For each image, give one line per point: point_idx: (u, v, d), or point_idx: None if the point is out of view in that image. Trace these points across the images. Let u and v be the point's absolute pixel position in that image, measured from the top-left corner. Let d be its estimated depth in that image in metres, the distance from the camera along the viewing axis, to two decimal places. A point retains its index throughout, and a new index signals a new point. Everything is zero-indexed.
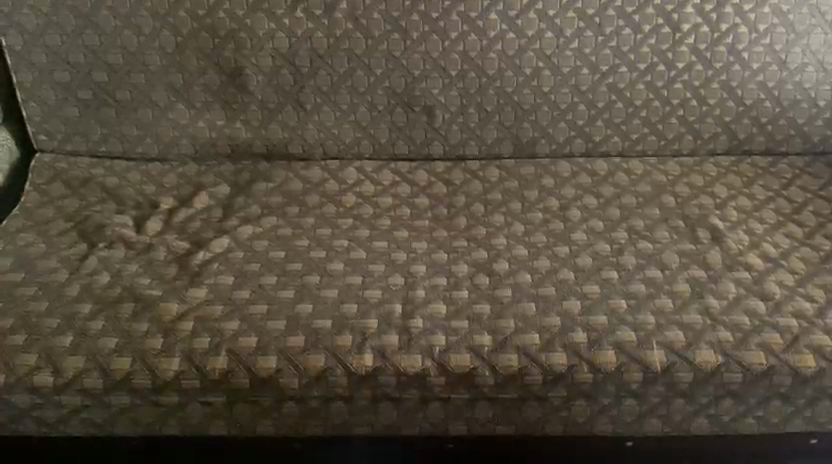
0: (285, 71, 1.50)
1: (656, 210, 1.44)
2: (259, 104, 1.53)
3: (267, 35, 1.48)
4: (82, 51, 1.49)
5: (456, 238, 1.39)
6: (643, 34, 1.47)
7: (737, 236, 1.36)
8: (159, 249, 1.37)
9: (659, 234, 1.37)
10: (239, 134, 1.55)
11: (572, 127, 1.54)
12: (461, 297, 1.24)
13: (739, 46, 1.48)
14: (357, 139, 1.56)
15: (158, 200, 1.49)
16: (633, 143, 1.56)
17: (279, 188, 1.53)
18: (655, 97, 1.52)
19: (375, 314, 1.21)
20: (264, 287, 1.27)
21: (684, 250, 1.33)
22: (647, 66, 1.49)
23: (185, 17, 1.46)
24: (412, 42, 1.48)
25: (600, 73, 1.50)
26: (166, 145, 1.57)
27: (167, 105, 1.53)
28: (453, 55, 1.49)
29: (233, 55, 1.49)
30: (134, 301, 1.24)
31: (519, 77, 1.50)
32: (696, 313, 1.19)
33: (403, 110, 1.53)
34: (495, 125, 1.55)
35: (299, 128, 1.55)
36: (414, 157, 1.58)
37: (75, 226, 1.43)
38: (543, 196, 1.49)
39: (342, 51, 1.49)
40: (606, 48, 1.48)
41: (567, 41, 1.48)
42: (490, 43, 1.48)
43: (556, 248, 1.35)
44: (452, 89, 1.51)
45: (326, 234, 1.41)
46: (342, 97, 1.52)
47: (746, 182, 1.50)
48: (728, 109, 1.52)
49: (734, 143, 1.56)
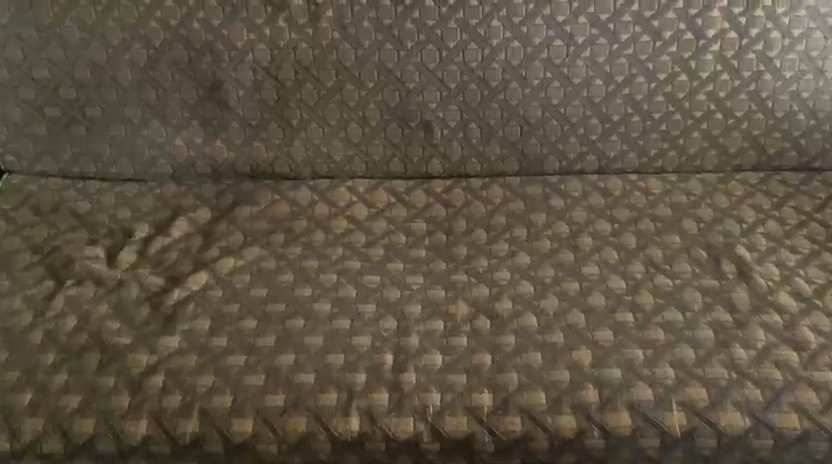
0: (268, 85, 1.37)
1: (676, 238, 1.30)
2: (240, 121, 1.40)
3: (246, 46, 1.33)
4: (47, 66, 1.37)
5: (455, 271, 1.28)
6: (663, 41, 1.31)
7: (766, 269, 1.23)
8: (132, 286, 1.26)
9: (679, 268, 1.25)
10: (220, 153, 1.43)
11: (583, 143, 1.41)
12: (459, 345, 1.13)
13: (770, 53, 1.32)
14: (349, 157, 1.44)
15: (132, 228, 1.38)
16: (652, 159, 1.42)
17: (264, 212, 1.40)
18: (676, 110, 1.37)
19: (364, 366, 1.10)
20: (242, 333, 1.16)
21: (708, 288, 1.20)
22: (668, 77, 1.34)
23: (156, 27, 1.32)
24: (406, 53, 1.33)
25: (615, 84, 1.35)
26: (142, 164, 1.45)
27: (142, 122, 1.41)
28: (452, 66, 1.34)
29: (210, 68, 1.35)
30: (102, 350, 1.14)
31: (525, 89, 1.36)
32: (721, 366, 1.08)
33: (398, 126, 1.40)
34: (498, 141, 1.41)
35: (285, 146, 1.43)
36: (411, 175, 1.46)
37: (43, 259, 1.31)
38: (551, 221, 1.36)
39: (329, 64, 1.35)
40: (621, 56, 1.32)
41: (578, 49, 1.32)
42: (493, 52, 1.33)
43: (565, 284, 1.23)
44: (451, 103, 1.38)
45: (314, 267, 1.29)
46: (331, 112, 1.39)
47: (776, 203, 1.36)
48: (756, 121, 1.38)
49: (763, 158, 1.42)
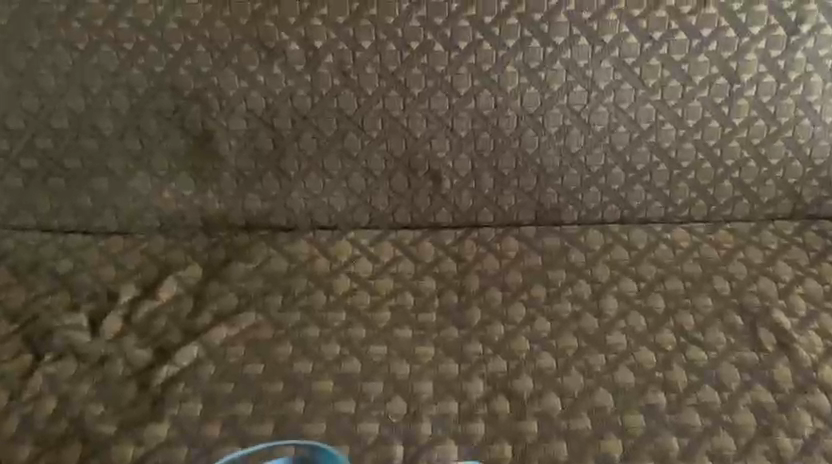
0: (262, 135, 1.26)
1: (708, 301, 1.20)
2: (233, 172, 1.29)
3: (238, 95, 1.22)
4: (22, 116, 1.26)
5: (469, 340, 1.17)
6: (693, 86, 1.20)
7: (809, 339, 1.13)
8: (117, 361, 1.16)
9: (712, 337, 1.14)
10: (211, 205, 1.32)
11: (605, 192, 1.30)
12: (476, 433, 1.04)
13: (811, 97, 1.21)
14: (352, 208, 1.33)
15: (117, 290, 1.27)
16: (678, 208, 1.32)
17: (259, 269, 1.30)
18: (705, 158, 1.26)
19: (370, 459, 1.02)
20: (238, 420, 1.07)
21: (746, 363, 1.10)
22: (697, 123, 1.23)
23: (139, 75, 1.21)
24: (413, 99, 1.22)
25: (640, 131, 1.24)
26: (128, 217, 1.34)
27: (127, 174, 1.30)
28: (463, 113, 1.23)
29: (199, 118, 1.24)
30: (83, 441, 1.05)
31: (542, 137, 1.25)
32: (765, 458, 0.99)
33: (404, 176, 1.29)
34: (512, 191, 1.30)
35: (282, 198, 1.32)
36: (418, 225, 1.35)
37: (19, 328, 1.21)
38: (571, 279, 1.25)
39: (329, 112, 1.23)
40: (647, 102, 1.22)
41: (600, 95, 1.21)
42: (507, 99, 1.22)
43: (590, 357, 1.13)
44: (461, 151, 1.27)
45: (314, 336, 1.19)
46: (331, 162, 1.28)
47: (813, 258, 1.26)
48: (792, 169, 1.27)
49: (799, 207, 1.31)
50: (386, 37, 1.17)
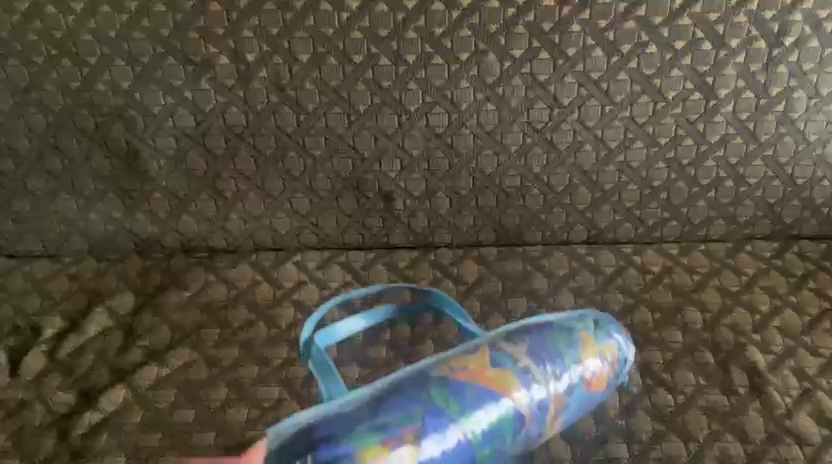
0: (194, 154, 1.15)
1: (677, 336, 1.11)
2: (164, 192, 1.18)
3: (165, 111, 1.11)
4: None
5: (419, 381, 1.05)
6: (665, 102, 1.10)
7: (783, 381, 1.05)
8: (36, 407, 1.05)
9: (680, 378, 1.06)
10: (144, 227, 1.22)
11: (570, 212, 1.20)
12: None
13: (793, 114, 1.11)
14: (297, 229, 1.22)
15: (41, 323, 1.15)
16: (649, 229, 1.22)
17: (195, 298, 1.19)
18: (679, 177, 1.16)
19: None
20: None
21: (714, 409, 1.02)
22: (670, 141, 1.13)
23: (54, 90, 1.10)
24: (359, 117, 1.11)
25: (607, 150, 1.14)
26: (54, 239, 1.23)
27: (48, 195, 1.19)
28: (413, 131, 1.12)
29: (123, 136, 1.13)
30: None
31: (501, 156, 1.15)
32: None
33: (353, 196, 1.19)
34: (470, 211, 1.20)
35: (219, 219, 1.21)
36: (370, 247, 1.24)
37: None
38: (532, 309, 1.14)
39: (266, 129, 1.12)
40: (615, 119, 1.11)
41: (564, 112, 1.11)
42: (461, 116, 1.11)
43: None
44: (414, 171, 1.16)
45: (251, 376, 1.08)
46: (272, 182, 1.17)
47: (793, 285, 1.17)
48: (773, 189, 1.17)
49: (778, 227, 1.21)
50: (326, 50, 1.06)
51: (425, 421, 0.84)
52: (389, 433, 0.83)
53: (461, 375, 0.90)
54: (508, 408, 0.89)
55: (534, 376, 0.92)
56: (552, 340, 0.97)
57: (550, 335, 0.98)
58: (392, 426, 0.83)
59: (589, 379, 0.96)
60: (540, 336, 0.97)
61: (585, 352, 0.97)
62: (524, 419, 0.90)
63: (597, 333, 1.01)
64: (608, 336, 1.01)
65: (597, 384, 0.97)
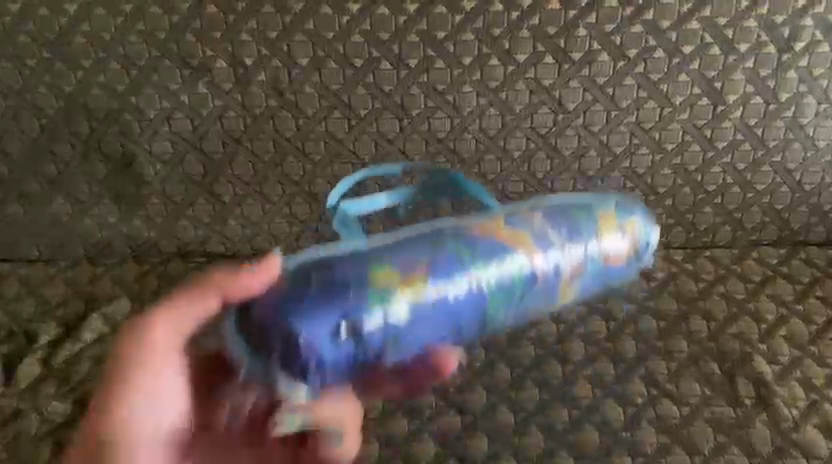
0: (192, 158, 1.13)
1: (683, 344, 1.09)
2: (161, 197, 1.16)
3: (161, 116, 1.09)
4: None
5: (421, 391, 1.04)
6: (672, 107, 1.08)
7: (790, 391, 1.03)
8: (31, 416, 1.03)
9: (686, 389, 1.04)
10: (140, 232, 1.19)
11: None
12: None
13: (802, 119, 1.09)
14: (295, 234, 1.19)
15: (35, 330, 1.12)
16: (655, 235, 1.20)
17: None
18: (685, 183, 1.14)
19: None
20: None
21: (720, 421, 1.01)
22: (677, 147, 1.11)
23: (48, 93, 1.07)
24: (360, 122, 1.09)
25: (612, 156, 1.12)
26: (49, 244, 1.21)
27: (43, 199, 1.17)
28: (415, 135, 1.10)
29: (118, 140, 1.11)
30: None
31: (504, 162, 1.12)
32: None
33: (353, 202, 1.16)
34: None
35: (217, 224, 1.18)
36: None
37: None
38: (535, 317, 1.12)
39: (265, 134, 1.10)
40: (621, 125, 1.09)
41: (569, 117, 1.08)
42: (464, 121, 1.09)
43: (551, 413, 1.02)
44: (416, 176, 1.14)
45: None
46: (271, 187, 1.15)
47: (799, 292, 1.15)
48: (780, 195, 1.15)
49: (786, 233, 1.19)
50: (326, 54, 1.04)
51: (433, 262, 0.78)
52: (389, 277, 0.76)
53: (471, 235, 0.81)
54: (522, 268, 0.80)
55: (551, 242, 0.82)
56: (573, 212, 0.86)
57: (571, 206, 0.86)
58: (401, 258, 0.78)
59: (607, 256, 0.85)
60: (561, 207, 0.86)
61: (603, 224, 0.86)
62: (537, 283, 0.81)
63: (617, 211, 0.88)
64: (629, 217, 0.89)
65: (614, 263, 0.87)
